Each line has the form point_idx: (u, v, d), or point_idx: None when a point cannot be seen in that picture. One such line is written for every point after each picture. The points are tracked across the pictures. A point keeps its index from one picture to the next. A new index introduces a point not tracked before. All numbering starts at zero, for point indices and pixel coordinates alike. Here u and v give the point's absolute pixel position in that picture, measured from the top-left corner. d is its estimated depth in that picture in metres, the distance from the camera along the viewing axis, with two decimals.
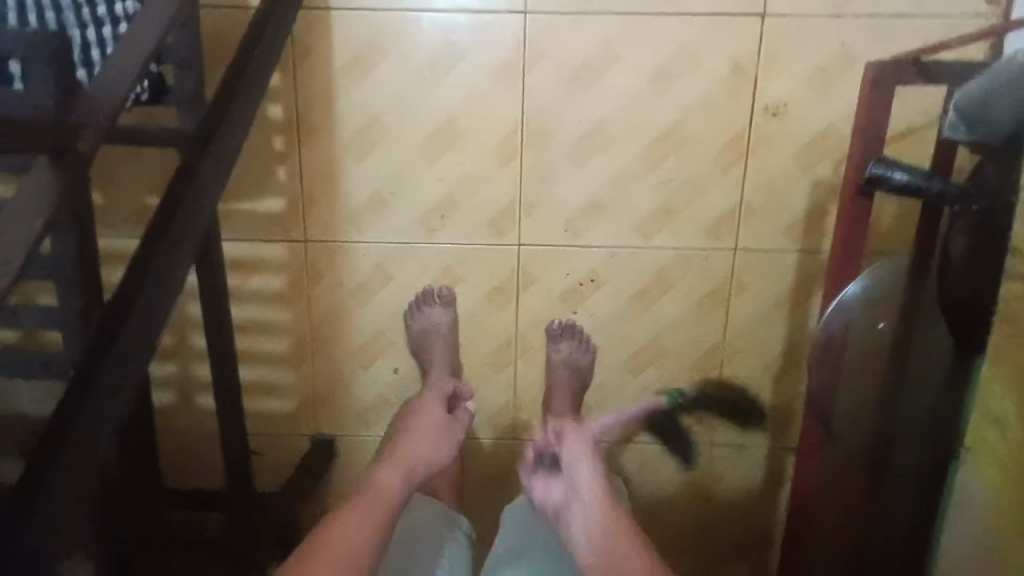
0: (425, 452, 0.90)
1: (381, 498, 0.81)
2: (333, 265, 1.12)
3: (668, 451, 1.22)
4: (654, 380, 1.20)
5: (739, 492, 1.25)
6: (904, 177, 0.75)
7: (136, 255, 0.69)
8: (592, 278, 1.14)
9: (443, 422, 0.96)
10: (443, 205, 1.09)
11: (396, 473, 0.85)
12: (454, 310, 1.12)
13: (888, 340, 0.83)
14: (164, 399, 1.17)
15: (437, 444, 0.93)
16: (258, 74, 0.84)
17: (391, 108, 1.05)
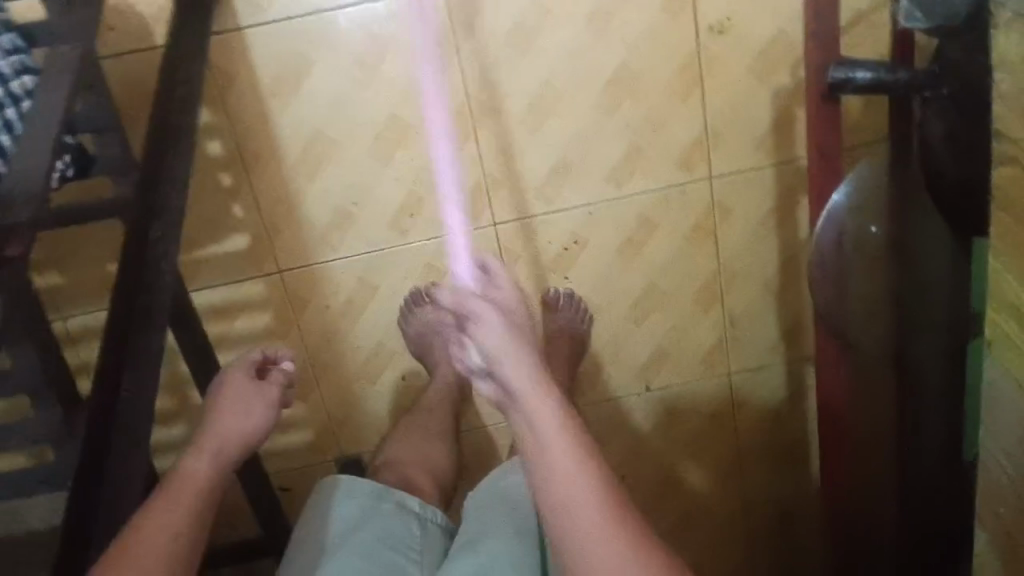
0: (237, 423, 0.81)
1: (187, 487, 0.73)
2: (315, 289, 1.09)
3: (686, 392, 1.22)
4: (660, 326, 1.18)
5: (765, 413, 1.25)
6: (868, 75, 0.72)
7: (104, 335, 0.65)
8: (576, 241, 1.11)
9: (248, 390, 0.84)
10: (409, 202, 1.06)
11: (206, 454, 0.77)
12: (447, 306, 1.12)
13: (883, 241, 0.83)
14: (181, 460, 1.16)
15: (252, 412, 0.83)
16: (183, 122, 0.79)
17: (332, 116, 1.01)
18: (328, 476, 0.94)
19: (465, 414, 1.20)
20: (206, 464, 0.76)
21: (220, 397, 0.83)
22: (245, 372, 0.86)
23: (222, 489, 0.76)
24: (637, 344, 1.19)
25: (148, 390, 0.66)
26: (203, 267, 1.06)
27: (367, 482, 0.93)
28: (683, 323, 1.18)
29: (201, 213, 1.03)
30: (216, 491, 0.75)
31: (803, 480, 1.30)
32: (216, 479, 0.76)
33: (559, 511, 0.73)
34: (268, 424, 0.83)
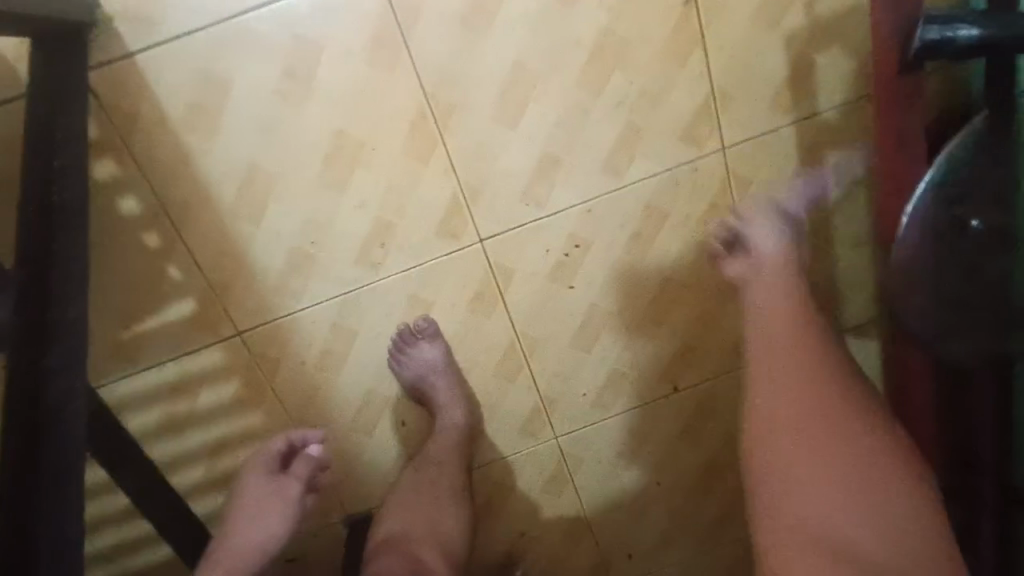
0: (249, 532, 0.88)
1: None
2: (284, 346, 0.93)
3: (719, 385, 1.10)
4: (683, 320, 1.04)
5: None
6: (973, 32, 0.57)
7: (15, 425, 0.52)
8: (576, 243, 0.96)
9: (266, 494, 0.91)
10: (379, 231, 0.89)
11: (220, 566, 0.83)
12: (442, 339, 0.96)
13: (978, 232, 0.72)
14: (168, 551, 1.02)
15: (267, 519, 0.89)
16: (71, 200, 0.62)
17: (266, 144, 0.83)
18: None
19: (478, 450, 1.06)
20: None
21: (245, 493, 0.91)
22: (269, 464, 0.92)
23: None
24: (660, 345, 1.05)
25: None
26: (148, 344, 0.89)
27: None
28: (708, 313, 1.04)
29: (131, 282, 0.86)
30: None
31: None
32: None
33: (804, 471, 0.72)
34: (281, 529, 0.89)
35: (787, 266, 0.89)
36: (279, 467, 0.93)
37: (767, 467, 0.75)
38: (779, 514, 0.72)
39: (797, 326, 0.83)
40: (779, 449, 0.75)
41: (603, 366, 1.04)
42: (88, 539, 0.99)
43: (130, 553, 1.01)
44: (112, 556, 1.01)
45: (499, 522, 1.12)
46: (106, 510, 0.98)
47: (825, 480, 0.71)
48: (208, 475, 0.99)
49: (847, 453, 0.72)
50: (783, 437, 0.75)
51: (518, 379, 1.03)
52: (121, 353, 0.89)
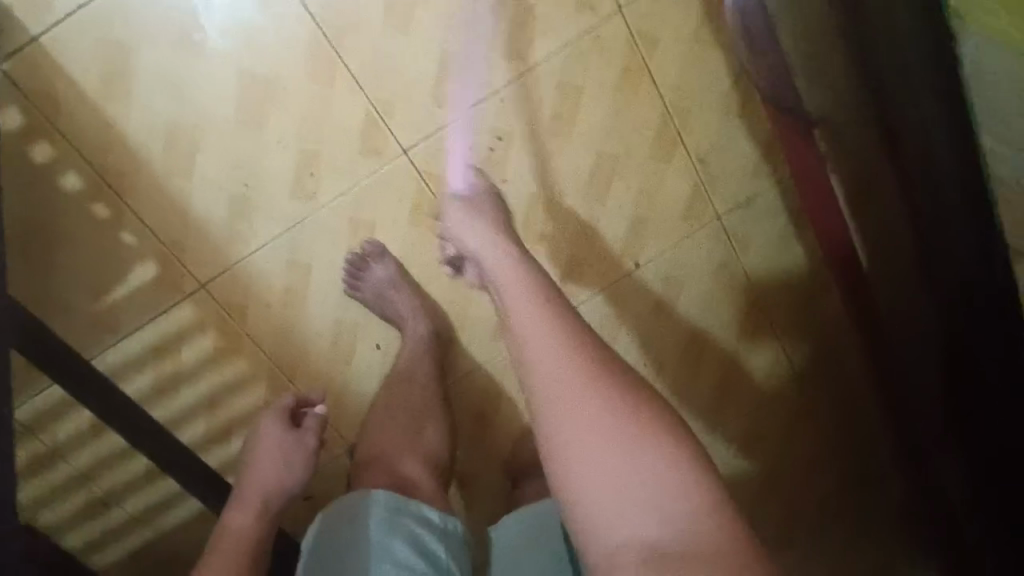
0: (275, 473, 0.94)
1: (221, 540, 0.84)
2: (246, 291, 0.99)
3: (680, 252, 1.10)
4: (626, 192, 1.05)
5: (773, 246, 1.14)
6: None
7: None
8: (499, 136, 0.98)
9: (285, 443, 0.96)
10: (306, 161, 0.94)
11: (249, 511, 0.88)
12: (392, 257, 1.01)
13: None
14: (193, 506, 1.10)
15: (287, 463, 0.95)
16: None
17: (179, 97, 0.88)
18: (349, 491, 0.92)
19: (457, 360, 1.10)
20: (244, 518, 0.87)
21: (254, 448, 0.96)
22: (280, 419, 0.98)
23: (262, 539, 0.87)
24: (608, 223, 1.06)
25: None
26: (122, 311, 0.96)
27: (383, 493, 0.88)
28: (649, 181, 1.05)
29: (91, 257, 0.93)
30: (254, 537, 0.86)
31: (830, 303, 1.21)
32: (254, 532, 0.86)
33: (579, 448, 0.64)
34: (301, 474, 0.95)
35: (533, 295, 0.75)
36: (290, 423, 0.98)
37: (538, 418, 0.68)
38: (595, 520, 0.63)
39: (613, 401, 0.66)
40: (579, 448, 0.65)
41: (557, 255, 1.06)
42: (121, 505, 1.08)
43: (159, 514, 1.10)
44: (145, 518, 1.10)
45: (496, 429, 1.15)
46: (131, 475, 1.07)
47: (630, 455, 0.63)
48: (210, 428, 1.06)
49: (594, 462, 0.63)
50: (586, 469, 0.64)
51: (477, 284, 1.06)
52: (101, 325, 0.97)
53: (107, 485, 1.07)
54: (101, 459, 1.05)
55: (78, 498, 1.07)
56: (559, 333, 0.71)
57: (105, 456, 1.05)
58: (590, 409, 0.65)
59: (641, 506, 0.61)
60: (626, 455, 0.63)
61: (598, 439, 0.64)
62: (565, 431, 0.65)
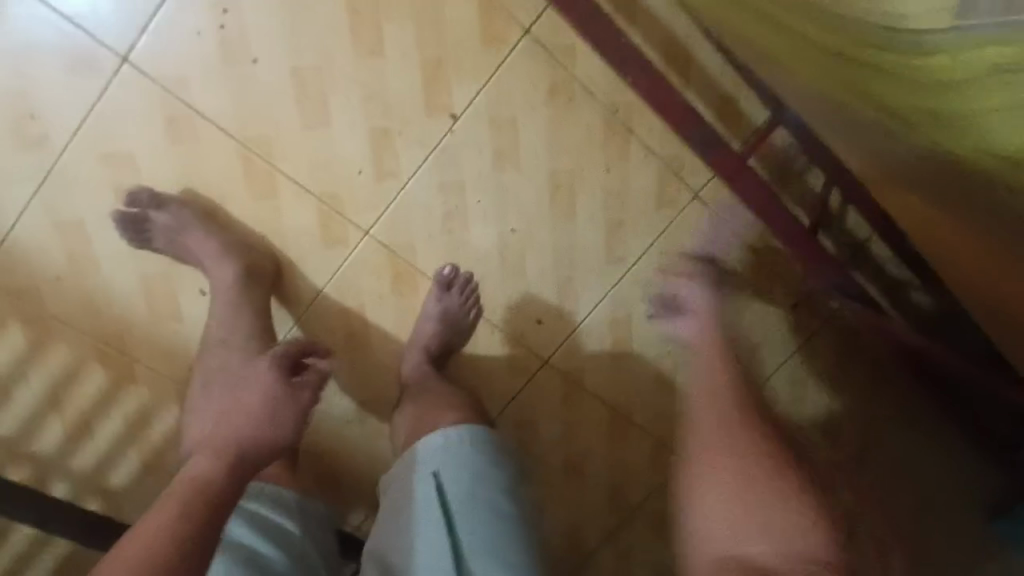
0: (257, 423, 0.76)
1: (187, 487, 0.68)
2: (28, 267, 0.89)
3: (499, 85, 0.93)
4: (402, 33, 0.89)
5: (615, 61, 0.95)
6: None
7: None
8: (223, 10, 0.84)
9: (276, 395, 0.78)
10: (22, 108, 0.84)
11: (216, 461, 0.72)
12: (169, 200, 0.88)
13: None
14: (61, 551, 1.01)
15: (276, 418, 0.77)
16: None
17: None
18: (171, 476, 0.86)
19: (294, 285, 0.97)
20: (210, 464, 0.72)
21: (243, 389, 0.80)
22: (277, 367, 0.81)
23: (226, 496, 0.69)
24: (397, 76, 0.90)
25: None
26: None
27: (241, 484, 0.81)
28: (423, 13, 0.89)
29: None
30: (225, 491, 0.69)
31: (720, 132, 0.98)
32: (228, 484, 0.69)
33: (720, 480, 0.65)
34: (285, 437, 0.77)
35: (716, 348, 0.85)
36: (288, 374, 0.81)
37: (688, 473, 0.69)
38: (699, 522, 0.65)
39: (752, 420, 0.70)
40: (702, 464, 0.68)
41: (356, 130, 0.91)
42: None
43: (31, 562, 1.00)
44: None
45: (375, 349, 1.01)
46: None
47: (781, 500, 0.62)
48: (66, 427, 0.97)
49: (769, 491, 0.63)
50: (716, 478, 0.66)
51: (278, 190, 0.92)
52: None
53: None
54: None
55: None
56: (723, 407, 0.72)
57: None
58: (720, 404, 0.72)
59: (768, 544, 0.61)
60: (739, 483, 0.64)
61: (741, 430, 0.68)
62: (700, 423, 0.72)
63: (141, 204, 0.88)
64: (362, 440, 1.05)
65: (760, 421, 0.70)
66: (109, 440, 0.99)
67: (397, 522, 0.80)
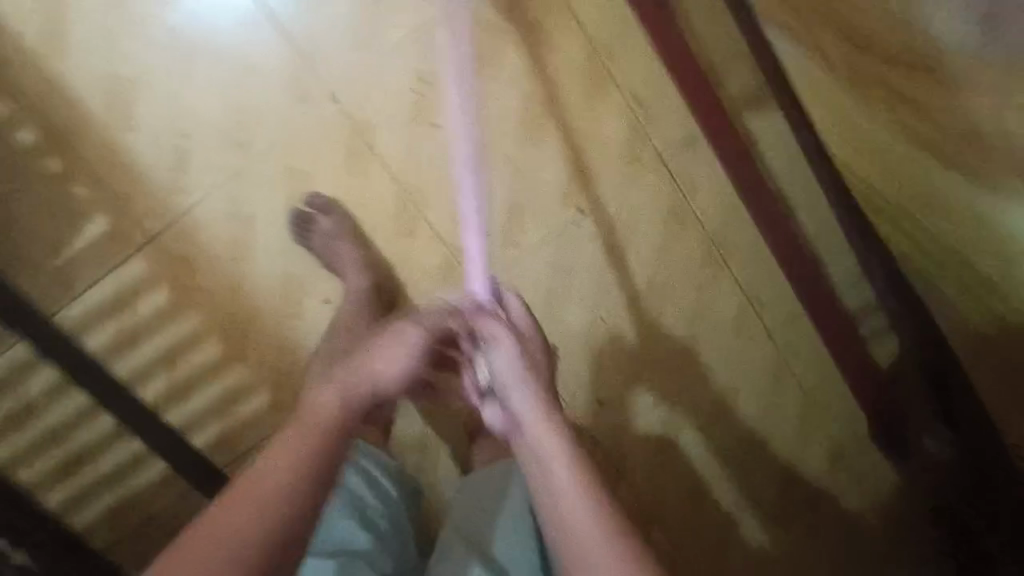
0: (368, 366, 0.71)
1: (311, 426, 0.66)
2: (194, 241, 1.03)
3: (625, 192, 1.08)
4: (559, 134, 1.04)
5: (728, 198, 1.11)
6: None
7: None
8: (423, 79, 1.00)
9: (389, 342, 0.73)
10: (236, 116, 0.98)
11: (334, 394, 0.69)
12: (339, 207, 1.01)
13: None
14: (151, 476, 1.03)
15: (387, 360, 0.72)
16: None
17: (116, 47, 0.93)
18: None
19: None
20: (333, 400, 0.69)
21: (375, 347, 0.73)
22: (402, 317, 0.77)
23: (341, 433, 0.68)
24: (547, 165, 1.05)
25: None
26: (76, 268, 1.00)
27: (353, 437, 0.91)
28: (580, 122, 1.04)
29: (44, 213, 0.97)
30: (339, 437, 0.67)
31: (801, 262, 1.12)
32: (341, 424, 0.68)
33: None
34: (393, 378, 0.72)
35: (550, 430, 0.76)
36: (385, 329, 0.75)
37: None
38: None
39: (609, 527, 0.71)
40: None
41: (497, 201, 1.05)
42: (78, 475, 1.00)
43: (123, 479, 1.02)
44: (105, 491, 1.02)
45: None
46: (88, 440, 1.00)
47: None
48: (172, 384, 1.07)
49: None
50: None
51: (418, 233, 1.05)
52: (60, 281, 1.00)
53: (59, 455, 0.99)
54: (75, 414, 1.00)
55: (48, 460, 0.99)
56: (584, 503, 0.72)
57: (54, 422, 0.99)
58: (592, 506, 0.72)
59: None
60: None
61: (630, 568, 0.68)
62: (586, 560, 0.70)
63: (314, 205, 1.01)
64: (419, 467, 1.13)
65: (593, 513, 0.72)
66: (203, 405, 1.09)
67: (485, 518, 0.86)
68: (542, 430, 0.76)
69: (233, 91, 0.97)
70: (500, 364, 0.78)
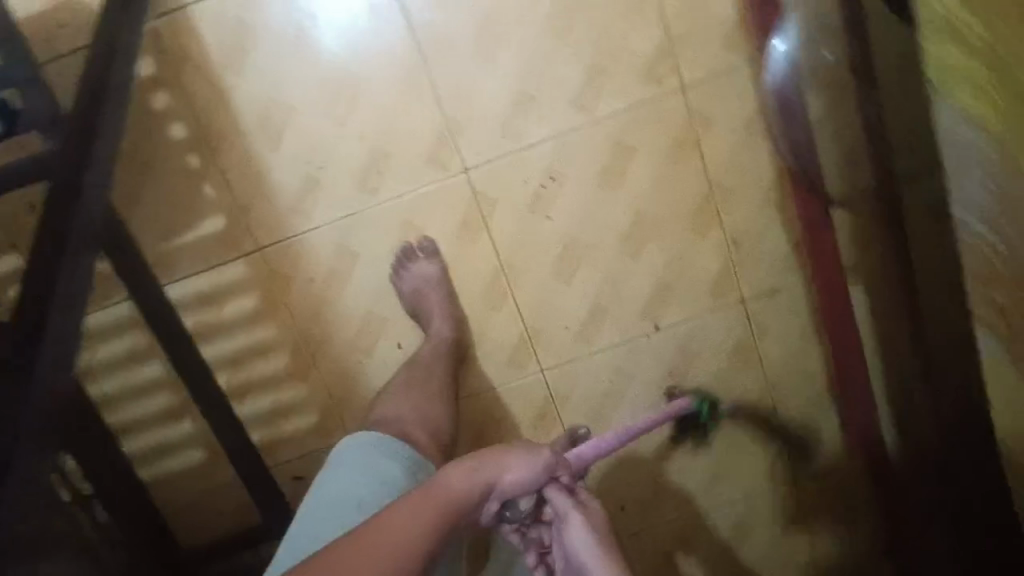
0: (498, 467, 0.73)
1: (433, 498, 0.69)
2: (296, 262, 1.08)
3: (701, 320, 1.13)
4: (658, 256, 1.10)
5: (801, 351, 1.16)
6: None
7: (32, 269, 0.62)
8: (551, 175, 1.06)
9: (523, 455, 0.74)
10: (372, 164, 1.04)
11: (462, 471, 0.72)
12: (440, 259, 1.08)
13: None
14: (193, 458, 1.16)
15: (519, 472, 0.73)
16: (124, 49, 0.80)
17: (286, 77, 0.99)
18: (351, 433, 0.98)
19: (468, 377, 1.14)
20: (460, 482, 0.71)
21: (512, 450, 0.75)
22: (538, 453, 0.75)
23: (451, 522, 0.69)
24: (638, 279, 1.11)
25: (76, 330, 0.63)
26: (183, 257, 1.06)
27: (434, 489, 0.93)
28: (681, 250, 1.10)
29: (171, 202, 1.04)
30: (449, 523, 0.69)
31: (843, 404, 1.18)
32: (455, 508, 0.70)
33: None
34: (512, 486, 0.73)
35: None
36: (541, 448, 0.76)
37: None
38: None
39: None
40: None
41: (584, 299, 1.11)
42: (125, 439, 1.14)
43: (166, 453, 1.16)
44: (152, 458, 1.16)
45: None
46: (146, 412, 1.13)
47: None
48: (233, 383, 1.14)
49: None
50: None
51: (503, 308, 1.11)
52: (166, 264, 1.06)
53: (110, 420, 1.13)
54: (150, 381, 1.12)
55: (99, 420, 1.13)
56: None
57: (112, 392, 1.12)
58: None
59: None
60: None
61: None
62: None
63: (419, 250, 1.07)
64: None
65: None
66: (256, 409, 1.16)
67: None
68: None
69: (378, 142, 1.03)
70: (576, 539, 0.74)
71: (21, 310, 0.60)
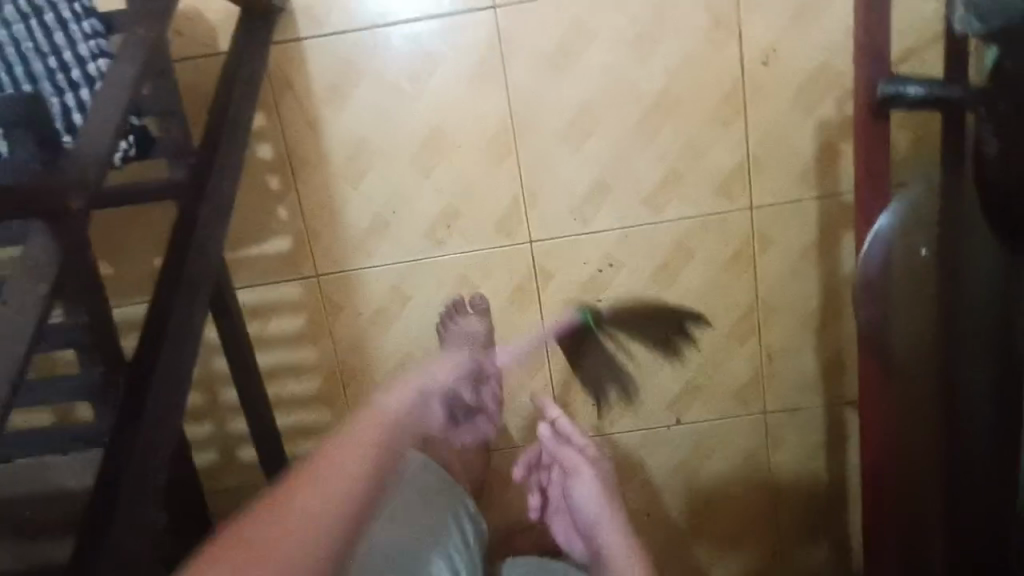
0: (332, 444, 0.61)
1: (310, 478, 0.56)
2: (349, 295, 1.10)
3: (720, 421, 1.18)
4: (693, 356, 1.15)
5: (805, 467, 1.21)
6: (918, 90, 0.76)
7: (154, 298, 0.67)
8: (610, 263, 1.10)
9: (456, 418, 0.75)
10: (443, 218, 1.07)
11: (331, 454, 0.59)
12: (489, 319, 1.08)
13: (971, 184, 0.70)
14: (208, 458, 1.18)
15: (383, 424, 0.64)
16: (247, 87, 0.83)
17: (381, 123, 1.02)
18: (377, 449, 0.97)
19: None
20: (348, 464, 0.58)
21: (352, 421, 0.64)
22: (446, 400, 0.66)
23: (354, 490, 0.56)
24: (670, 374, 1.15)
25: (182, 367, 0.66)
26: (242, 269, 1.08)
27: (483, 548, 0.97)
28: (716, 354, 1.14)
29: (244, 216, 1.06)
30: (359, 495, 0.56)
31: (839, 519, 1.24)
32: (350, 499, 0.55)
33: None
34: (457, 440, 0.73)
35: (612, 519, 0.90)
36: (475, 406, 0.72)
37: None
38: None
39: None
40: None
41: None
42: None
43: None
44: None
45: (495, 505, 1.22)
46: None
47: None
48: None
49: None
50: None
51: (538, 375, 1.15)
52: None
53: None
54: None
55: None
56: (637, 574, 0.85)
57: None
58: None
59: None
60: None
61: None
62: None
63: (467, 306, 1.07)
64: None
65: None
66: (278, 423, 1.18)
67: None
68: (609, 530, 0.90)
69: (453, 199, 1.06)
70: (582, 487, 0.93)
71: (139, 345, 0.65)
